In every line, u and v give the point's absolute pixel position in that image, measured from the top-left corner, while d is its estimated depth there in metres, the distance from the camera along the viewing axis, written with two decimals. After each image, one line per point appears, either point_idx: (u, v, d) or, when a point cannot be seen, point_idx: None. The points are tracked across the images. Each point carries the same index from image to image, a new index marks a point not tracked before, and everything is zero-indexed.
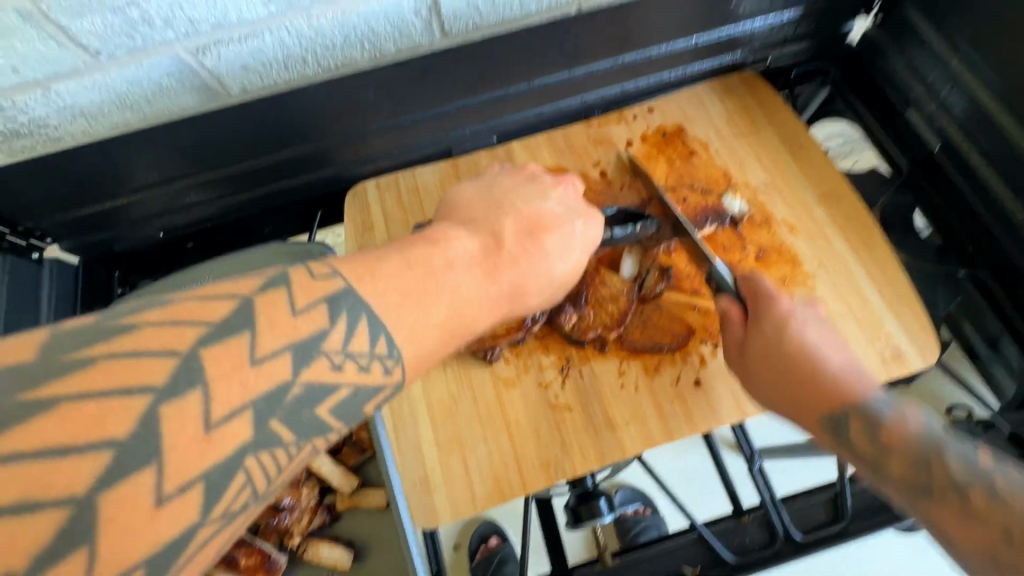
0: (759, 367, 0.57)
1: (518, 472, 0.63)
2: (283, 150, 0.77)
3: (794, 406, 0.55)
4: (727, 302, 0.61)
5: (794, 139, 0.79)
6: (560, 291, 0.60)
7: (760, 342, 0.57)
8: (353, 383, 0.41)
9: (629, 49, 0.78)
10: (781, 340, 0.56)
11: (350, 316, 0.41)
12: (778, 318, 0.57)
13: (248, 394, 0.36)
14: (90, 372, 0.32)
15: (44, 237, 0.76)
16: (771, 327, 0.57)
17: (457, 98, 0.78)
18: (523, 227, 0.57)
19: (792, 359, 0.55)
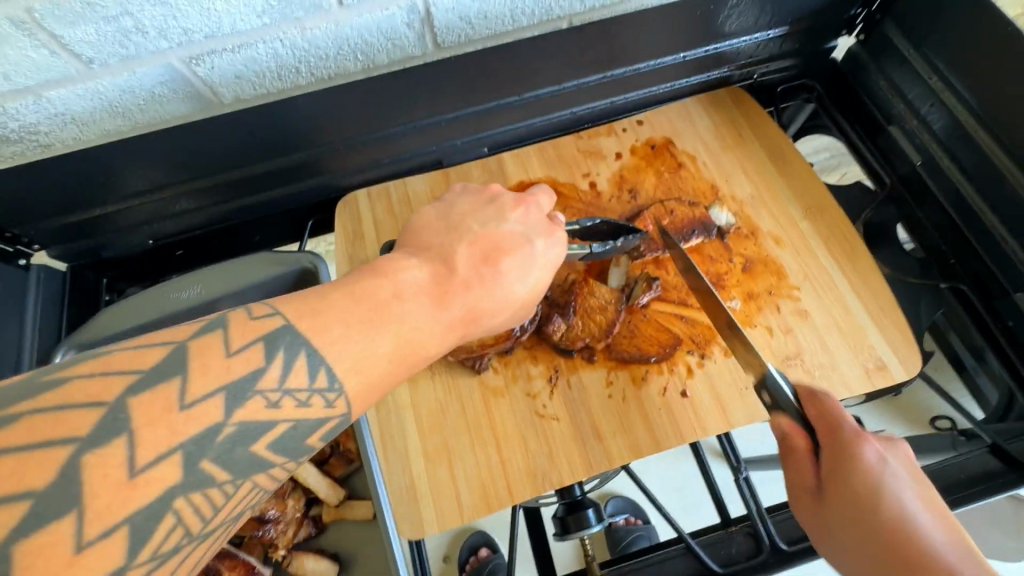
0: (842, 507, 0.51)
1: (506, 482, 0.63)
2: (274, 159, 0.78)
3: None
4: (789, 428, 0.56)
5: (779, 152, 0.80)
6: (520, 313, 0.57)
7: (841, 488, 0.51)
8: (291, 419, 0.40)
9: (618, 65, 0.79)
10: (866, 494, 0.50)
11: (287, 353, 0.40)
12: (855, 478, 0.51)
13: (176, 438, 0.35)
14: (16, 426, 0.32)
15: (30, 244, 0.76)
16: (850, 483, 0.51)
17: (448, 109, 0.79)
18: (477, 250, 0.55)
19: (879, 543, 0.48)
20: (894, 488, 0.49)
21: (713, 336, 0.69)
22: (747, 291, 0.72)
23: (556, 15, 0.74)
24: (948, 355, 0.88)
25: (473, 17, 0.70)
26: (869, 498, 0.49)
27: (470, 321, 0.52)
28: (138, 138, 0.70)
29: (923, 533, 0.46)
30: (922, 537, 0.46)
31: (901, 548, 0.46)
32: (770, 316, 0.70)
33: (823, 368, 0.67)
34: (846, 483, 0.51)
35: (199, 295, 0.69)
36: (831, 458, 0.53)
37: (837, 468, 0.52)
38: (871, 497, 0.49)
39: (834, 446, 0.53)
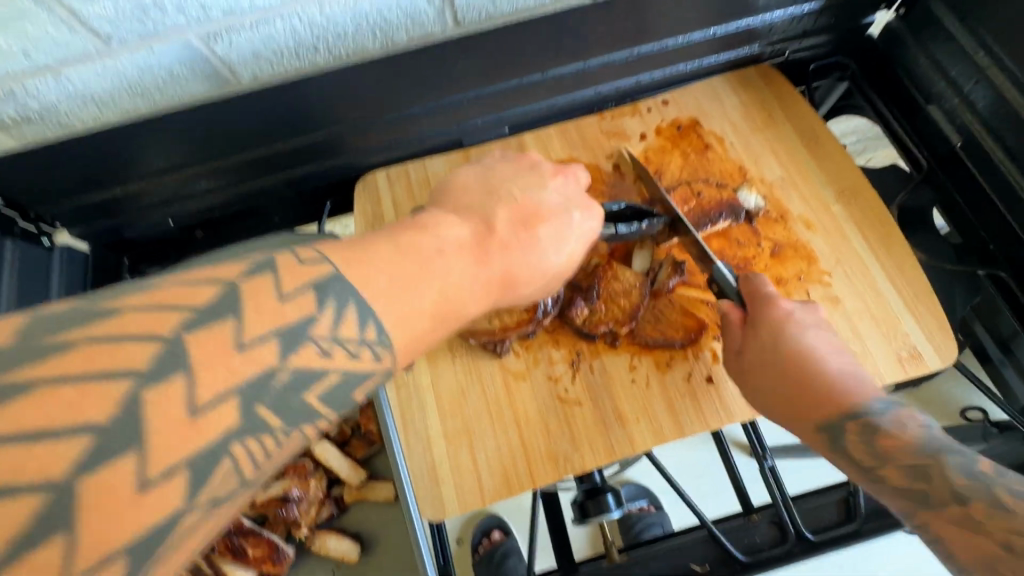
0: (761, 355, 0.57)
1: (528, 466, 0.63)
2: (293, 138, 0.76)
3: (794, 419, 0.56)
4: (726, 307, 0.62)
5: (810, 132, 0.77)
6: (556, 281, 0.59)
7: (761, 341, 0.57)
8: (341, 371, 0.39)
9: (645, 41, 0.77)
10: (782, 347, 0.56)
11: (338, 303, 0.39)
12: (773, 333, 0.57)
13: (234, 380, 0.34)
14: (70, 356, 0.30)
15: (52, 223, 0.76)
16: (770, 338, 0.57)
17: (470, 87, 0.76)
18: (517, 215, 0.57)
19: (791, 383, 0.56)
20: (807, 342, 0.56)
21: None
22: (776, 276, 0.70)
23: None
24: (976, 347, 0.86)
25: None
26: (782, 347, 0.56)
27: (502, 288, 0.53)
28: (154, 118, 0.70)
29: (822, 367, 0.55)
30: (822, 375, 0.55)
31: (806, 386, 0.55)
32: (799, 302, 0.68)
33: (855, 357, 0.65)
34: (765, 337, 0.57)
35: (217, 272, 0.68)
36: (753, 320, 0.59)
37: (760, 326, 0.58)
38: (787, 349, 0.56)
39: (756, 308, 0.59)
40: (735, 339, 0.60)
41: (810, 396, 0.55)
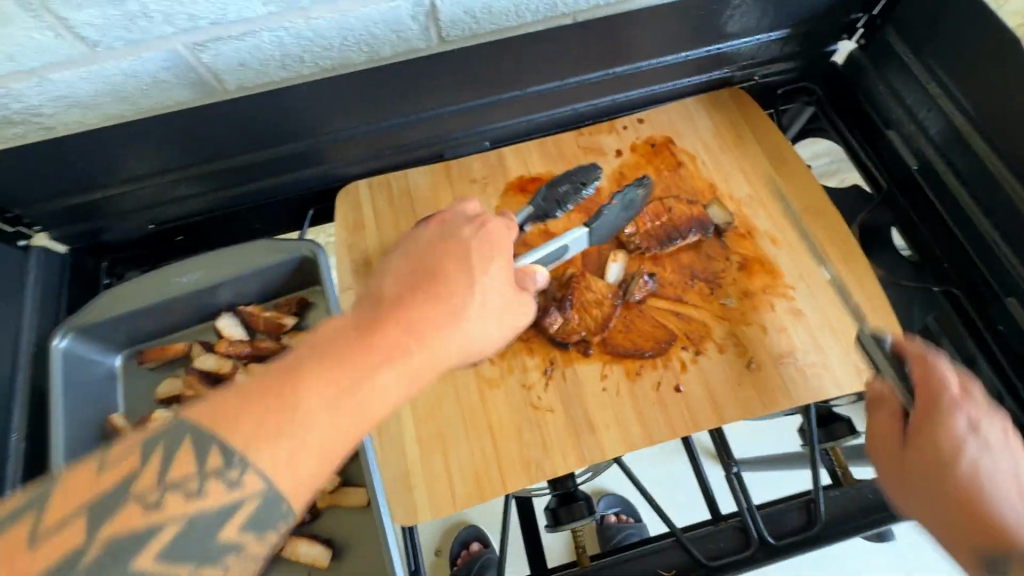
0: (903, 464, 0.56)
1: (500, 471, 0.64)
2: (280, 146, 0.78)
3: (946, 528, 0.52)
4: (884, 390, 0.59)
5: (778, 155, 0.81)
6: (507, 313, 0.54)
7: (930, 463, 0.53)
8: (189, 511, 0.39)
9: (621, 62, 0.80)
10: (951, 460, 0.52)
11: (169, 445, 0.39)
12: (936, 446, 0.54)
13: (60, 549, 0.36)
14: None
15: (31, 226, 0.75)
16: (942, 447, 0.53)
17: (452, 101, 0.79)
18: (411, 270, 0.52)
19: (948, 503, 0.52)
20: (943, 437, 0.53)
21: (709, 331, 0.70)
22: (743, 289, 0.72)
23: (561, 11, 0.74)
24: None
25: (479, 11, 0.71)
26: (947, 466, 0.52)
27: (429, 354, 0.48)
28: (136, 122, 0.70)
29: (999, 506, 0.50)
30: (1006, 505, 0.50)
31: (971, 485, 0.51)
32: (765, 314, 0.71)
33: (814, 365, 0.68)
34: (931, 459, 0.53)
35: (199, 280, 0.71)
36: (920, 431, 0.55)
37: (933, 432, 0.54)
38: (926, 457, 0.54)
39: (929, 419, 0.55)
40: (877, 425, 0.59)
41: (983, 530, 0.50)
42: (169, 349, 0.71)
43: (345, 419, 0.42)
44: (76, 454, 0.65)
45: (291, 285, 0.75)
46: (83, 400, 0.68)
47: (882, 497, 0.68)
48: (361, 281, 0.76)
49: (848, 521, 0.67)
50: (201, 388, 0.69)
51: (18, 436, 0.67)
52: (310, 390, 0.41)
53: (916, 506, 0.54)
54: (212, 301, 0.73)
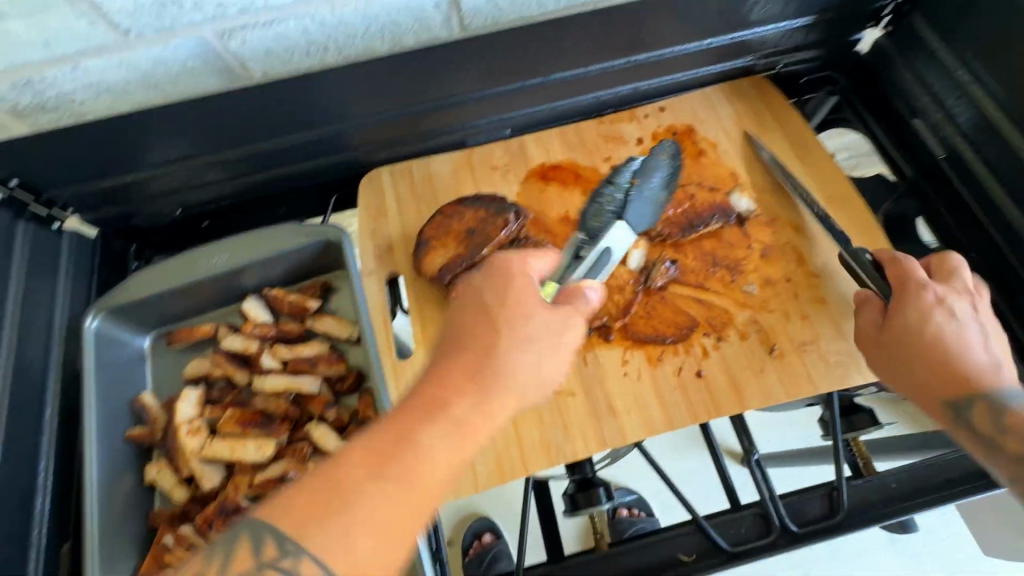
0: (880, 347, 0.62)
1: (520, 454, 0.64)
2: (302, 132, 0.79)
3: (918, 389, 0.59)
4: (865, 296, 0.65)
5: (801, 143, 0.81)
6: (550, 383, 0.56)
7: (903, 339, 0.60)
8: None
9: (642, 49, 0.80)
10: (922, 329, 0.59)
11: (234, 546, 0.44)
12: (909, 325, 0.60)
13: None
14: None
15: (64, 208, 0.76)
16: (915, 326, 0.60)
17: (475, 88, 0.79)
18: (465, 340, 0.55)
19: (924, 375, 0.59)
20: (916, 316, 0.60)
21: (731, 318, 0.70)
22: (765, 277, 0.72)
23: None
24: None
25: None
26: (919, 339, 0.59)
27: (470, 426, 0.51)
28: (165, 109, 0.72)
29: (963, 358, 0.58)
30: (966, 361, 0.58)
31: (941, 354, 0.58)
32: (788, 303, 0.70)
33: (839, 354, 0.67)
34: (906, 335, 0.60)
35: (226, 262, 0.72)
36: (893, 314, 0.62)
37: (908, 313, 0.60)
38: (899, 336, 0.60)
39: (901, 301, 0.61)
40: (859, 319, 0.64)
41: (950, 382, 0.58)
42: (197, 329, 0.73)
43: (394, 492, 0.46)
44: (109, 430, 0.66)
45: (315, 268, 0.76)
46: (113, 377, 0.70)
47: (907, 487, 0.67)
48: (384, 264, 0.77)
49: (869, 510, 0.66)
50: (228, 366, 0.69)
51: (51, 411, 0.67)
52: (357, 471, 0.46)
53: (893, 377, 0.61)
54: (238, 283, 0.74)
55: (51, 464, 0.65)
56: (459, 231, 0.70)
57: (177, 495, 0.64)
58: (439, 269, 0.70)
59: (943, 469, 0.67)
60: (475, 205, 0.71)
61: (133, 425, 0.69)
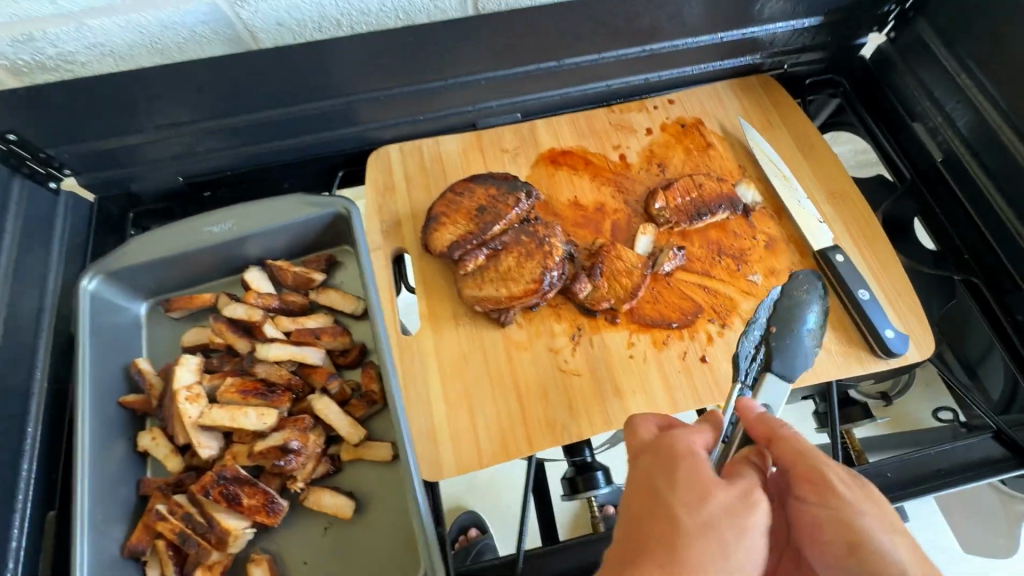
0: (842, 513, 0.46)
1: (526, 432, 0.64)
2: (314, 102, 0.78)
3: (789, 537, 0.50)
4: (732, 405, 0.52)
5: (805, 140, 0.82)
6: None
7: (876, 509, 0.47)
8: None
9: (656, 40, 0.81)
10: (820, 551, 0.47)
11: None
12: (874, 507, 0.47)
13: None
14: None
15: (61, 168, 0.74)
16: (882, 512, 0.47)
17: (488, 67, 0.80)
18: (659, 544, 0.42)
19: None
20: (885, 544, 0.45)
21: (735, 306, 0.71)
22: (769, 267, 0.73)
23: None
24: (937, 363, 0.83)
25: None
26: (889, 526, 0.46)
27: None
28: (169, 72, 0.70)
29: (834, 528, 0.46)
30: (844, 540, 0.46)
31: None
32: None
33: (836, 343, 0.68)
34: (885, 516, 0.47)
35: (230, 230, 0.70)
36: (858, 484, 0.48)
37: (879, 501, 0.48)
38: (863, 528, 0.45)
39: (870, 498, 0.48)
40: (814, 457, 0.48)
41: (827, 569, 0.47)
42: (197, 298, 0.71)
43: None
44: (104, 397, 0.64)
45: (321, 242, 0.75)
46: (108, 343, 0.68)
47: (901, 476, 0.70)
48: (392, 239, 0.76)
49: None
50: (230, 335, 0.67)
51: (41, 375, 0.64)
52: None
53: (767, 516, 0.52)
54: (240, 253, 0.73)
55: (39, 431, 0.62)
56: (469, 208, 0.70)
57: (171, 464, 0.63)
58: (449, 245, 0.69)
59: (935, 460, 0.70)
60: (487, 182, 0.71)
61: (126, 392, 0.67)
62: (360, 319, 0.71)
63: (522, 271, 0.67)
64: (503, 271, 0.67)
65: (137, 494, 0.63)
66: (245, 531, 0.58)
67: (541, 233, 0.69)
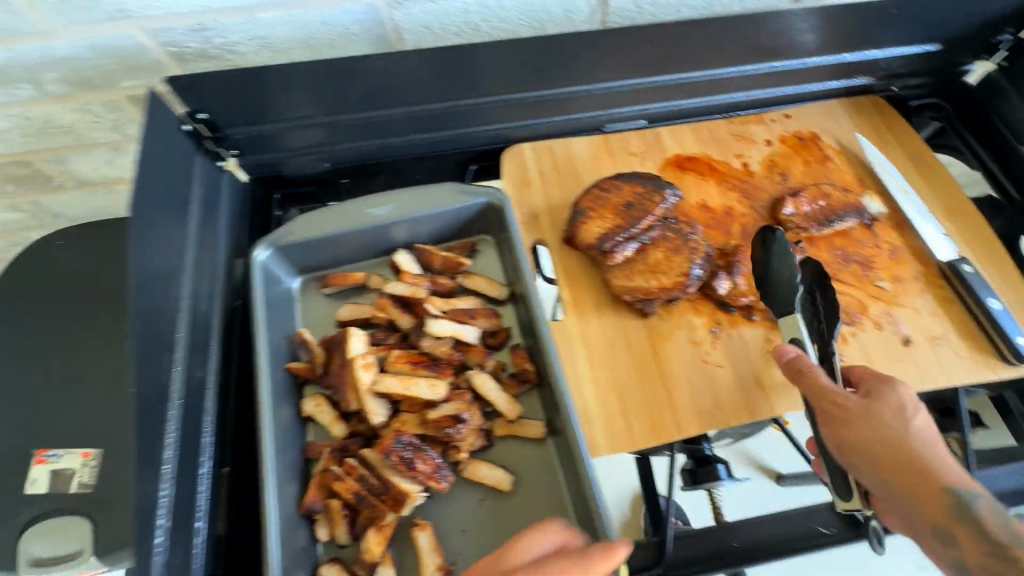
0: (873, 429, 0.60)
1: (674, 416, 0.67)
2: (460, 99, 0.83)
3: (871, 470, 0.60)
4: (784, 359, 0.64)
5: (920, 158, 0.87)
6: None
7: (888, 419, 0.61)
8: None
9: (780, 57, 0.86)
10: (883, 467, 0.60)
11: None
12: (890, 414, 0.61)
13: None
14: None
15: (229, 149, 0.79)
16: (901, 416, 0.62)
17: (623, 76, 0.85)
18: None
19: (919, 470, 0.59)
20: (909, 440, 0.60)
21: (865, 309, 0.74)
22: (895, 274, 0.77)
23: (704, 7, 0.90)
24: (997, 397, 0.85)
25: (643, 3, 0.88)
26: (899, 430, 0.61)
27: None
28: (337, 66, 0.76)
29: (884, 442, 0.60)
30: (891, 447, 0.60)
31: (937, 485, 0.59)
32: (916, 299, 0.75)
33: (966, 350, 0.72)
34: (896, 421, 0.61)
35: (390, 213, 0.75)
36: (873, 402, 0.62)
37: (892, 408, 0.62)
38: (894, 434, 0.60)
39: (880, 408, 0.62)
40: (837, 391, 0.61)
41: (908, 481, 0.59)
42: (351, 276, 0.75)
43: None
44: (274, 363, 0.68)
45: (466, 229, 0.79)
46: (273, 312, 0.72)
47: None
48: (531, 231, 0.80)
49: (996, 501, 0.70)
50: (393, 310, 0.72)
51: (216, 341, 0.67)
52: None
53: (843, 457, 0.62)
54: (394, 237, 0.77)
55: (214, 392, 0.65)
56: (616, 204, 0.74)
57: (335, 430, 0.66)
58: (597, 237, 0.73)
59: None
60: (633, 180, 0.75)
61: (290, 359, 0.71)
62: (504, 303, 0.75)
63: (670, 265, 0.71)
64: (652, 264, 0.71)
65: (304, 457, 0.66)
66: (420, 495, 0.61)
67: (685, 231, 0.74)
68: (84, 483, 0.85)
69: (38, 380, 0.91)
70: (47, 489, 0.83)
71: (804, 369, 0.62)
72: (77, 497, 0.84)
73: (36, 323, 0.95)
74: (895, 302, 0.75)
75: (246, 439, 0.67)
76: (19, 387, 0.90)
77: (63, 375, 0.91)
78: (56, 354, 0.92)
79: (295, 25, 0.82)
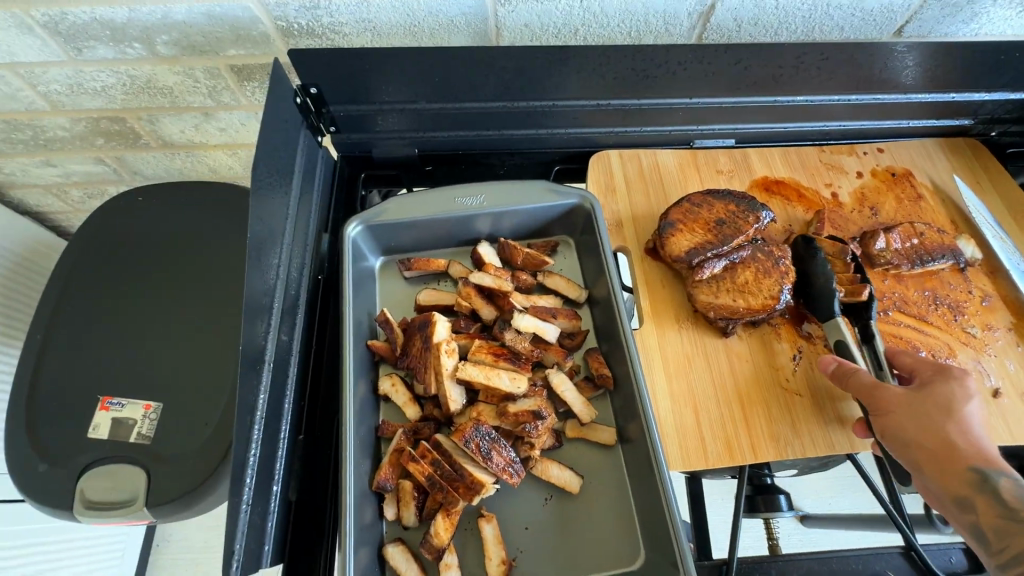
0: (920, 415, 0.59)
1: (749, 439, 0.66)
2: (552, 100, 0.82)
3: (907, 451, 0.59)
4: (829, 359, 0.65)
5: (1017, 207, 0.85)
6: None
7: (924, 408, 0.59)
8: None
9: (885, 90, 0.83)
10: (918, 446, 0.58)
11: None
12: (942, 404, 0.59)
13: None
14: None
15: (327, 125, 0.81)
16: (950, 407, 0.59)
17: (720, 94, 0.82)
18: None
19: (958, 454, 0.57)
20: (955, 426, 0.58)
21: (955, 354, 0.72)
22: (986, 322, 0.75)
23: (807, 33, 0.87)
24: None
25: (746, 22, 0.85)
26: (944, 417, 0.59)
27: None
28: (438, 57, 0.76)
29: (924, 424, 0.59)
30: (932, 430, 0.58)
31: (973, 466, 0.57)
32: (1008, 351, 0.73)
33: None
34: (926, 405, 0.59)
35: (480, 203, 0.76)
36: (916, 395, 0.60)
37: (922, 395, 0.60)
38: (937, 420, 0.58)
39: (927, 401, 0.60)
40: (869, 385, 0.61)
41: (944, 462, 0.58)
42: (434, 262, 0.76)
43: None
44: (358, 338, 0.69)
45: (551, 228, 0.80)
46: (359, 289, 0.73)
47: None
48: (614, 237, 0.80)
49: None
50: (476, 301, 0.73)
51: (303, 309, 0.69)
52: None
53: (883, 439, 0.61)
54: (479, 227, 0.78)
55: (297, 361, 0.66)
56: (707, 219, 0.74)
57: (409, 411, 0.67)
58: (685, 251, 0.72)
59: None
60: (726, 199, 0.75)
61: (370, 337, 0.72)
62: (582, 306, 0.76)
63: (760, 285, 0.70)
64: (741, 283, 0.70)
65: (376, 435, 0.67)
66: (492, 486, 0.61)
67: (775, 253, 0.73)
68: (143, 434, 0.86)
69: (110, 329, 0.93)
70: (107, 437, 0.85)
71: (846, 371, 0.63)
72: (134, 447, 0.85)
73: (115, 273, 0.98)
74: (984, 350, 0.73)
75: (320, 410, 0.68)
76: (93, 333, 0.93)
77: (134, 326, 0.93)
78: (130, 305, 0.95)
79: (401, 10, 0.83)
